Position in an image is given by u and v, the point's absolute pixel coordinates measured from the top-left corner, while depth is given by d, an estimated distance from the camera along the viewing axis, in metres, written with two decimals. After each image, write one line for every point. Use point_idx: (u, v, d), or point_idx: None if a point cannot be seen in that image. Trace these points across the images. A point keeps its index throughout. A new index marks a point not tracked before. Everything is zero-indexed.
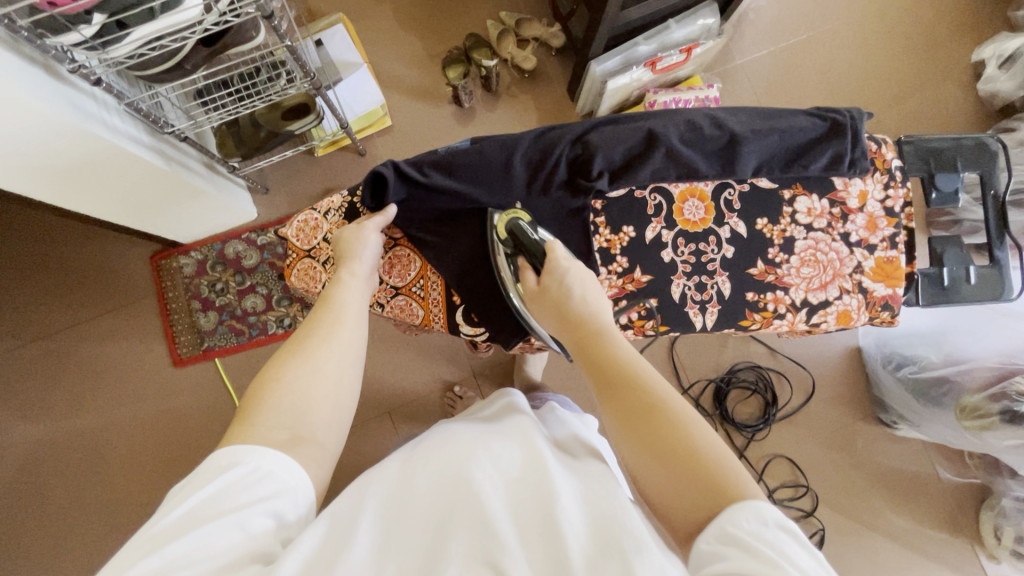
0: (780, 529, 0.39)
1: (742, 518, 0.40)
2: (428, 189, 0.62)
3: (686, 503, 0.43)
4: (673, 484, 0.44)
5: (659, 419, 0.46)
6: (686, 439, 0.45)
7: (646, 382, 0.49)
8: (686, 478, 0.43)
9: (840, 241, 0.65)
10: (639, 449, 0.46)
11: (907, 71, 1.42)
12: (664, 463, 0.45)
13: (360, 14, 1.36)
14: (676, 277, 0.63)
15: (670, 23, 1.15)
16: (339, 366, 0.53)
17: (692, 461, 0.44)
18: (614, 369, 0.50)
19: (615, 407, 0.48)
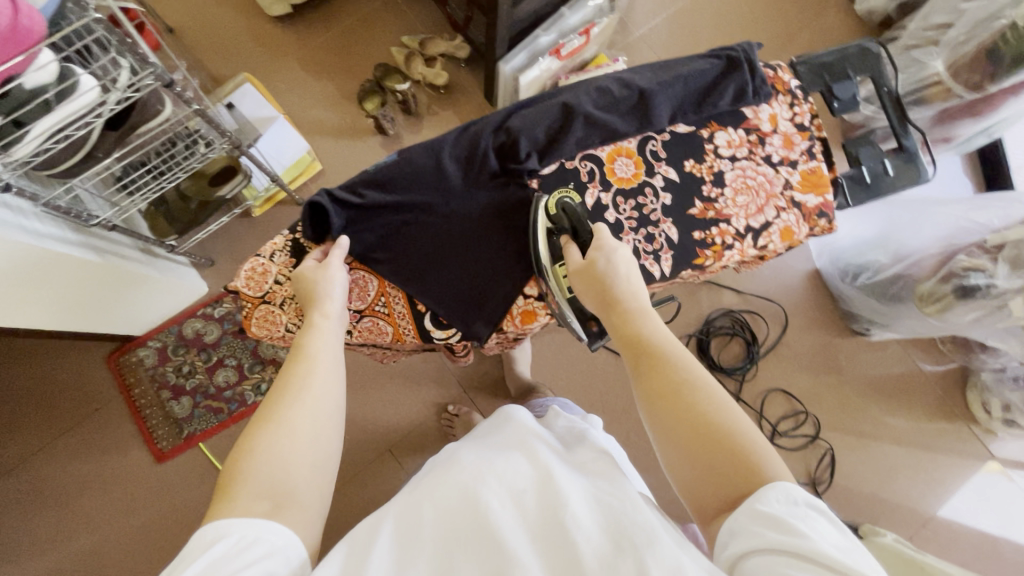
0: (811, 513, 0.43)
1: (774, 502, 0.44)
2: (368, 209, 0.62)
3: (709, 478, 0.48)
4: (699, 457, 0.49)
5: (692, 395, 0.51)
6: (717, 418, 0.49)
7: (679, 363, 0.53)
8: (713, 456, 0.48)
9: (765, 164, 0.68)
10: (679, 427, 0.50)
11: (789, 7, 1.52)
12: (703, 445, 0.49)
13: (264, 69, 1.37)
14: (625, 234, 0.65)
15: (562, 10, 1.20)
16: (324, 418, 0.53)
17: (723, 439, 0.49)
18: (653, 346, 0.54)
19: (652, 380, 0.52)
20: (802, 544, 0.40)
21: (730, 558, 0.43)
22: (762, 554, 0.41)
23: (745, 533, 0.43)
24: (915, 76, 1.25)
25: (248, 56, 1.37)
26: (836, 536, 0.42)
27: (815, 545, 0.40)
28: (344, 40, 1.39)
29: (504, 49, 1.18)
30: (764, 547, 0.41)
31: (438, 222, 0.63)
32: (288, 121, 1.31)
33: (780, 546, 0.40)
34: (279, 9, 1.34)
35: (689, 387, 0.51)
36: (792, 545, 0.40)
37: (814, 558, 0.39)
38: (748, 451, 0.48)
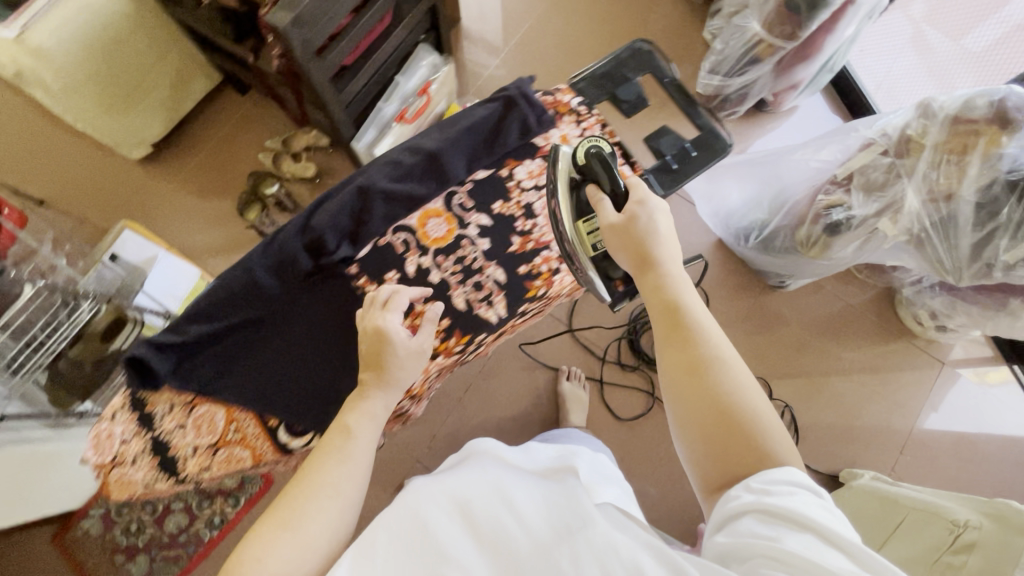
0: (803, 486, 0.47)
1: (770, 474, 0.48)
2: (193, 344, 0.62)
3: (719, 454, 0.52)
4: (715, 430, 0.52)
5: (716, 371, 0.54)
6: (735, 401, 0.53)
7: (707, 339, 0.56)
8: (728, 434, 0.52)
9: (569, 183, 0.71)
10: (704, 393, 0.53)
11: (618, 10, 1.61)
12: (720, 415, 0.52)
13: (142, 211, 1.39)
14: (453, 289, 0.67)
15: (399, 78, 1.25)
16: (357, 470, 0.54)
17: (740, 419, 0.52)
18: (684, 314, 0.57)
19: (681, 350, 0.55)
20: (778, 505, 0.45)
21: (716, 524, 0.49)
22: (744, 517, 0.46)
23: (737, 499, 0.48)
24: (741, 39, 1.34)
25: (124, 202, 1.39)
26: (824, 508, 0.46)
27: (787, 506, 0.45)
28: (215, 161, 1.44)
29: (353, 130, 1.23)
30: (746, 510, 0.47)
31: (267, 335, 0.64)
32: (177, 254, 1.32)
33: (757, 508, 0.46)
34: (141, 150, 1.37)
35: (716, 363, 0.54)
36: (767, 506, 0.46)
37: (804, 523, 0.44)
38: (761, 434, 0.51)
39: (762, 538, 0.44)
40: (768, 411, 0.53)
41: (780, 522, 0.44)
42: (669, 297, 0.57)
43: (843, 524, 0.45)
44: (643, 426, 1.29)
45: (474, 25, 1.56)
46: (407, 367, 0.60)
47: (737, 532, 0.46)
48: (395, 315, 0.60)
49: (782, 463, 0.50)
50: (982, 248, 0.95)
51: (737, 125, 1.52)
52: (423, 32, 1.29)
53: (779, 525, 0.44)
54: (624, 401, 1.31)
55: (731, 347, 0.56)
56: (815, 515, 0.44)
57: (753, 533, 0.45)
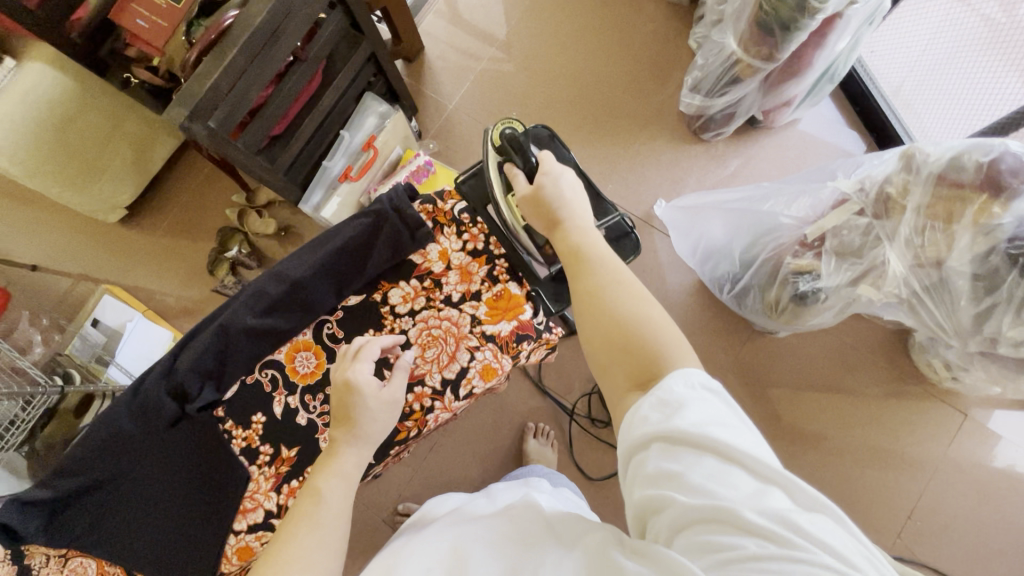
0: (703, 391, 0.44)
1: (669, 386, 0.45)
2: (59, 500, 0.60)
3: (625, 368, 0.49)
4: (616, 351, 0.49)
5: (612, 295, 0.52)
6: (636, 328, 0.49)
7: (603, 264, 0.54)
8: (626, 351, 0.49)
9: (446, 306, 0.65)
10: (604, 331, 0.51)
11: (594, 23, 1.48)
12: (620, 350, 0.49)
13: (122, 270, 1.43)
14: (321, 432, 0.64)
15: (344, 133, 1.21)
16: (333, 526, 0.48)
17: (633, 333, 0.49)
18: (586, 254, 0.55)
19: (580, 281, 0.54)
20: (681, 427, 0.42)
21: (625, 462, 0.46)
22: (652, 445, 0.43)
23: (642, 420, 0.44)
24: (721, 56, 1.18)
25: (107, 264, 1.44)
26: (738, 424, 0.43)
27: (699, 424, 0.42)
28: (188, 218, 1.45)
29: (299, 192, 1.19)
30: (650, 442, 0.43)
31: (138, 485, 0.62)
32: (153, 317, 1.36)
33: (663, 434, 0.43)
34: (116, 213, 1.40)
35: (611, 287, 0.52)
36: (670, 428, 0.42)
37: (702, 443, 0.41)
38: (659, 354, 0.48)
39: (667, 472, 0.41)
40: (667, 320, 0.50)
41: (684, 447, 0.41)
42: (565, 237, 0.56)
43: (758, 441, 0.42)
44: (616, 487, 1.22)
45: (439, 54, 1.47)
46: (380, 420, 0.56)
47: (646, 466, 0.43)
48: (365, 365, 0.57)
49: (681, 367, 0.47)
50: (982, 323, 0.79)
51: (727, 145, 1.36)
52: (372, 76, 1.21)
53: (684, 452, 0.41)
54: (595, 460, 1.24)
55: (627, 272, 0.54)
56: (729, 437, 0.41)
57: (660, 472, 0.42)
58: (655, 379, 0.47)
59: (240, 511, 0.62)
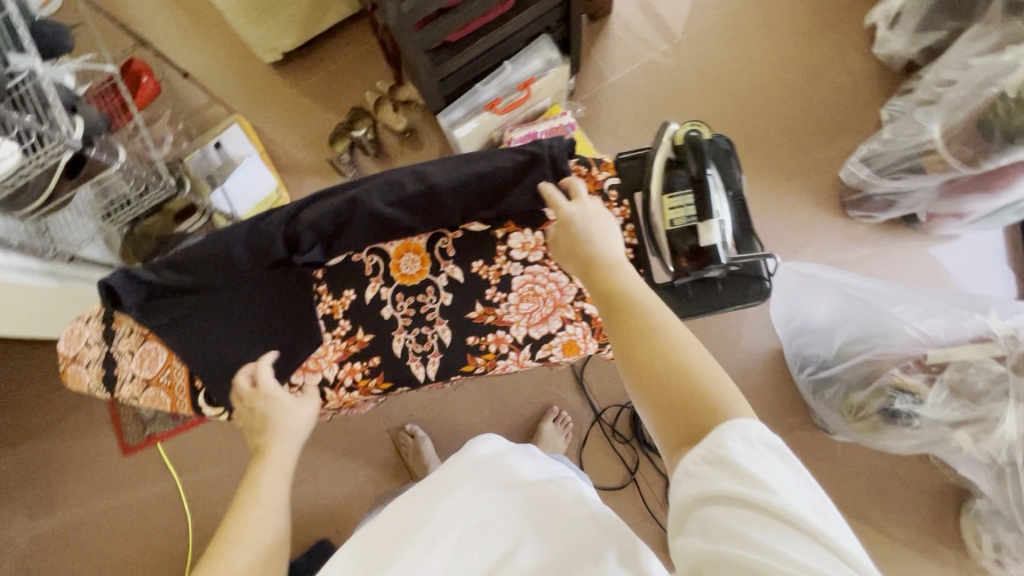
0: (755, 441, 0.40)
1: (725, 438, 0.40)
2: (162, 286, 0.66)
3: (675, 419, 0.44)
4: (663, 406, 0.44)
5: (657, 334, 0.47)
6: (680, 367, 0.45)
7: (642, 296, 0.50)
8: (667, 395, 0.44)
9: (558, 270, 0.64)
10: (646, 383, 0.46)
11: (791, 54, 1.38)
12: (664, 398, 0.44)
13: (257, 109, 1.51)
14: (397, 332, 0.64)
15: (506, 65, 1.19)
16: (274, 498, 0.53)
17: (679, 377, 0.44)
18: (623, 292, 0.51)
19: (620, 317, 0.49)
20: (725, 488, 0.39)
21: (679, 522, 0.43)
22: (703, 507, 0.40)
23: (699, 478, 0.40)
24: (912, 139, 1.07)
25: (246, 97, 1.51)
26: (784, 466, 0.39)
27: (739, 478, 0.39)
28: (329, 84, 1.50)
29: (442, 104, 1.20)
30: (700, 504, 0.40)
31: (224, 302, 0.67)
32: (266, 161, 1.43)
33: (711, 494, 0.40)
34: (271, 56, 1.46)
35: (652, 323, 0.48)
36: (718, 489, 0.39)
37: (751, 504, 0.38)
38: (709, 391, 0.43)
39: (716, 536, 0.38)
40: (706, 353, 0.46)
41: (734, 514, 0.38)
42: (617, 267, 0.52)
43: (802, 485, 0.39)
44: (608, 501, 1.21)
45: (623, 23, 1.43)
46: (301, 417, 0.60)
47: (694, 526, 0.41)
48: (265, 373, 0.61)
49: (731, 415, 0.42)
50: None
51: (869, 230, 1.27)
52: (554, 22, 1.20)
53: (738, 515, 0.38)
54: (599, 469, 1.24)
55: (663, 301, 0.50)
56: (767, 489, 0.38)
57: (721, 529, 0.38)
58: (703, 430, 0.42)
59: (302, 366, 0.65)
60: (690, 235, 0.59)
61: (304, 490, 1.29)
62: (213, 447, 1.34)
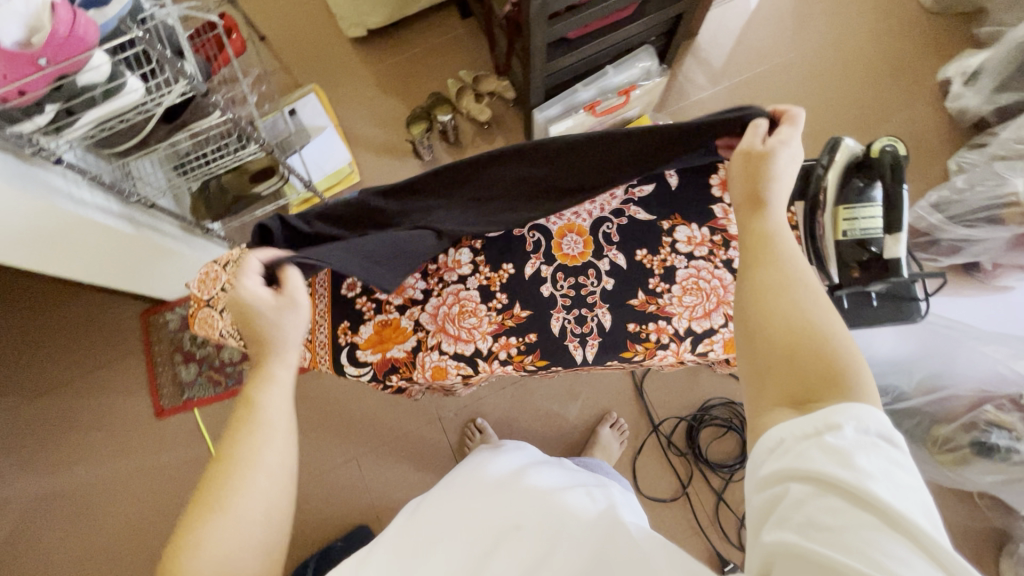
0: (873, 434, 0.38)
1: (839, 421, 0.39)
2: (312, 238, 0.64)
3: (785, 377, 0.43)
4: (780, 362, 0.44)
5: (796, 298, 0.47)
6: (818, 338, 0.44)
7: (778, 263, 0.49)
8: (790, 354, 0.44)
9: (724, 268, 0.64)
10: (771, 335, 0.45)
11: (865, 96, 1.44)
12: (790, 355, 0.44)
13: (332, 81, 1.49)
14: (556, 311, 0.64)
15: (608, 69, 1.21)
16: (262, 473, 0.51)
17: (810, 345, 0.44)
18: (776, 257, 0.50)
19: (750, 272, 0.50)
20: (814, 465, 0.37)
21: (756, 502, 0.40)
22: (792, 486, 0.38)
23: (795, 446, 0.39)
24: (990, 191, 1.12)
25: (323, 69, 1.49)
26: (903, 475, 0.36)
27: (842, 463, 0.36)
28: (410, 67, 1.49)
29: (541, 99, 1.21)
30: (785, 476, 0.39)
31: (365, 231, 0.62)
32: (339, 134, 1.41)
33: (806, 473, 0.37)
34: (355, 32, 1.45)
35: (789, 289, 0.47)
36: (816, 470, 0.37)
37: (845, 487, 0.35)
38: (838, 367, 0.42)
39: (803, 522, 0.36)
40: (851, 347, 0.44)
41: (820, 489, 0.36)
42: (760, 219, 0.52)
43: (916, 498, 0.35)
44: (659, 513, 1.20)
45: (708, 47, 1.46)
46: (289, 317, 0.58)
47: (780, 506, 0.38)
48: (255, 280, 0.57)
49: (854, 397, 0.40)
50: None
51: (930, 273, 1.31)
52: (656, 35, 1.22)
53: (827, 495, 0.36)
54: (651, 480, 1.23)
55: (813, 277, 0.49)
56: (875, 483, 0.35)
57: (801, 510, 0.36)
58: (818, 401, 0.41)
59: (455, 335, 0.64)
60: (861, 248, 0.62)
61: (346, 471, 1.26)
62: None
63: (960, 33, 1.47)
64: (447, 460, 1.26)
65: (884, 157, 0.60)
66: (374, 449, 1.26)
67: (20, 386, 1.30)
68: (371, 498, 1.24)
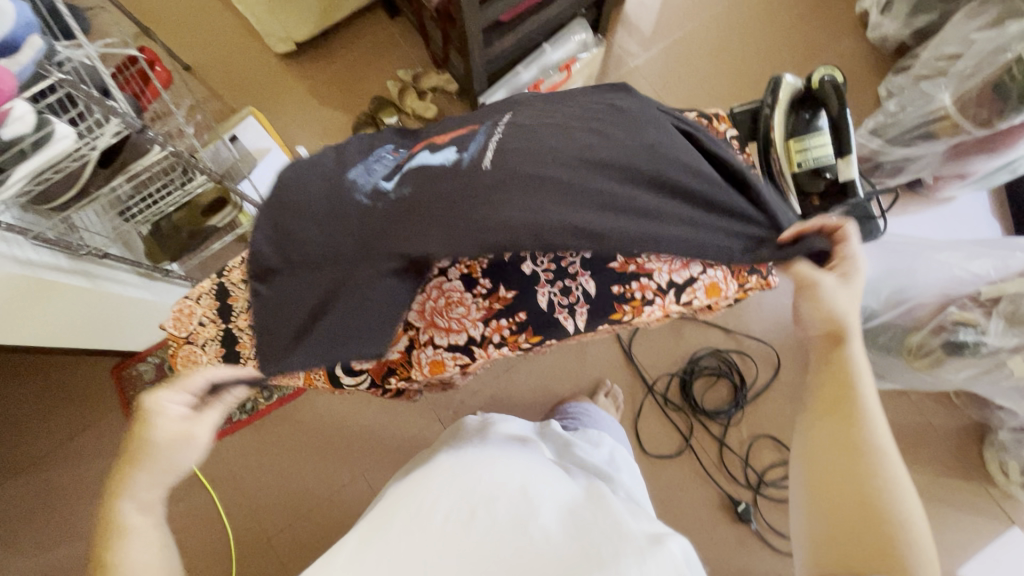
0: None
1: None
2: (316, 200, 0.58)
3: (847, 546, 0.47)
4: (843, 524, 0.48)
5: (881, 522, 0.47)
6: (884, 495, 0.49)
7: (851, 374, 0.54)
8: (852, 518, 0.48)
9: None
10: (834, 515, 0.49)
11: (792, 38, 1.49)
12: (849, 525, 0.48)
13: (269, 101, 1.45)
14: (541, 286, 0.64)
15: (546, 46, 1.21)
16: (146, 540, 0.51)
17: (875, 525, 0.47)
18: (872, 449, 0.51)
19: (827, 406, 0.54)
20: None
21: None
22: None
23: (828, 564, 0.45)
24: (922, 109, 1.18)
25: (257, 91, 1.45)
26: None
27: None
28: (347, 75, 1.46)
29: (484, 86, 1.22)
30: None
31: (297, 243, 0.57)
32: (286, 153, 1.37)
33: None
34: (284, 47, 1.41)
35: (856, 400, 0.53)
36: None
37: None
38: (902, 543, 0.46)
39: None
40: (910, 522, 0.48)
41: None
42: (844, 363, 0.55)
43: None
44: (669, 468, 1.24)
45: (636, 13, 1.49)
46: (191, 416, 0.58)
47: None
48: None
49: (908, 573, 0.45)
50: None
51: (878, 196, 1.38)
52: (587, 7, 1.23)
53: None
54: (655, 439, 1.26)
55: (915, 501, 0.49)
56: None
57: None
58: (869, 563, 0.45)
59: (445, 328, 0.64)
60: (816, 177, 0.65)
61: (355, 488, 1.24)
62: (249, 455, 1.26)
63: None
64: None
65: (826, 86, 0.64)
66: (379, 461, 1.25)
67: None
68: None
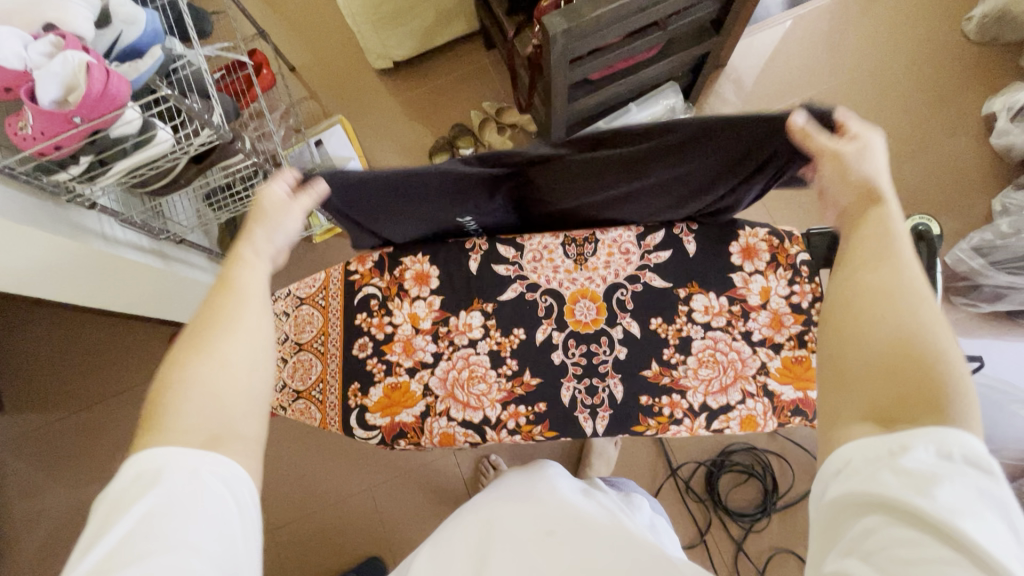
0: (960, 450, 0.35)
1: (918, 445, 0.36)
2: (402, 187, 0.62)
3: (876, 394, 0.40)
4: (862, 365, 0.42)
5: (911, 353, 0.41)
6: (919, 334, 0.41)
7: (878, 246, 0.49)
8: (881, 364, 0.41)
9: (742, 340, 0.67)
10: (857, 363, 0.43)
11: (906, 130, 1.38)
12: (876, 374, 0.41)
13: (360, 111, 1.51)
14: (567, 380, 0.66)
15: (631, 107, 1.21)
16: (231, 355, 0.48)
17: (902, 354, 0.41)
18: (896, 282, 0.45)
19: (855, 283, 0.47)
20: (893, 497, 0.34)
21: (830, 525, 0.38)
22: (857, 517, 0.36)
23: (863, 470, 0.37)
24: None
25: (350, 101, 1.52)
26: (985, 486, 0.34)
27: (915, 490, 0.34)
28: (436, 98, 1.50)
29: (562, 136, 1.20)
30: (847, 506, 0.37)
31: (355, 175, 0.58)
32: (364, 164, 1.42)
33: (880, 502, 0.35)
34: (382, 63, 1.47)
35: (894, 294, 0.45)
36: (887, 497, 0.34)
37: (930, 524, 0.32)
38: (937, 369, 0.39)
39: (875, 550, 0.33)
40: (951, 361, 0.40)
41: (902, 526, 0.33)
42: (868, 228, 0.50)
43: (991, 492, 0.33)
44: None
45: (737, 80, 1.43)
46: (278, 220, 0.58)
47: (854, 537, 0.35)
48: None
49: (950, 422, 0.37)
50: None
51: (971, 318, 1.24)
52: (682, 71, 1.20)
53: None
54: None
55: (952, 338, 0.42)
56: (932, 501, 0.33)
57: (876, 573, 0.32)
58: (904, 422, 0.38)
59: (467, 400, 0.66)
60: None
61: (360, 501, 1.26)
62: (270, 445, 1.30)
63: (1008, 63, 1.40)
64: (461, 495, 1.26)
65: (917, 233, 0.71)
66: (387, 479, 1.27)
67: (56, 404, 1.34)
68: (384, 528, 1.24)
